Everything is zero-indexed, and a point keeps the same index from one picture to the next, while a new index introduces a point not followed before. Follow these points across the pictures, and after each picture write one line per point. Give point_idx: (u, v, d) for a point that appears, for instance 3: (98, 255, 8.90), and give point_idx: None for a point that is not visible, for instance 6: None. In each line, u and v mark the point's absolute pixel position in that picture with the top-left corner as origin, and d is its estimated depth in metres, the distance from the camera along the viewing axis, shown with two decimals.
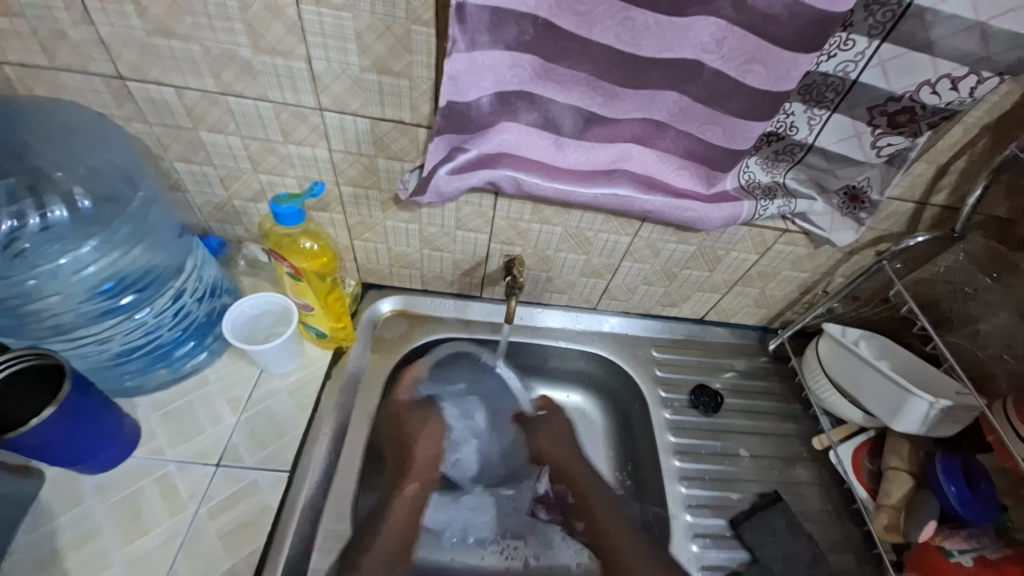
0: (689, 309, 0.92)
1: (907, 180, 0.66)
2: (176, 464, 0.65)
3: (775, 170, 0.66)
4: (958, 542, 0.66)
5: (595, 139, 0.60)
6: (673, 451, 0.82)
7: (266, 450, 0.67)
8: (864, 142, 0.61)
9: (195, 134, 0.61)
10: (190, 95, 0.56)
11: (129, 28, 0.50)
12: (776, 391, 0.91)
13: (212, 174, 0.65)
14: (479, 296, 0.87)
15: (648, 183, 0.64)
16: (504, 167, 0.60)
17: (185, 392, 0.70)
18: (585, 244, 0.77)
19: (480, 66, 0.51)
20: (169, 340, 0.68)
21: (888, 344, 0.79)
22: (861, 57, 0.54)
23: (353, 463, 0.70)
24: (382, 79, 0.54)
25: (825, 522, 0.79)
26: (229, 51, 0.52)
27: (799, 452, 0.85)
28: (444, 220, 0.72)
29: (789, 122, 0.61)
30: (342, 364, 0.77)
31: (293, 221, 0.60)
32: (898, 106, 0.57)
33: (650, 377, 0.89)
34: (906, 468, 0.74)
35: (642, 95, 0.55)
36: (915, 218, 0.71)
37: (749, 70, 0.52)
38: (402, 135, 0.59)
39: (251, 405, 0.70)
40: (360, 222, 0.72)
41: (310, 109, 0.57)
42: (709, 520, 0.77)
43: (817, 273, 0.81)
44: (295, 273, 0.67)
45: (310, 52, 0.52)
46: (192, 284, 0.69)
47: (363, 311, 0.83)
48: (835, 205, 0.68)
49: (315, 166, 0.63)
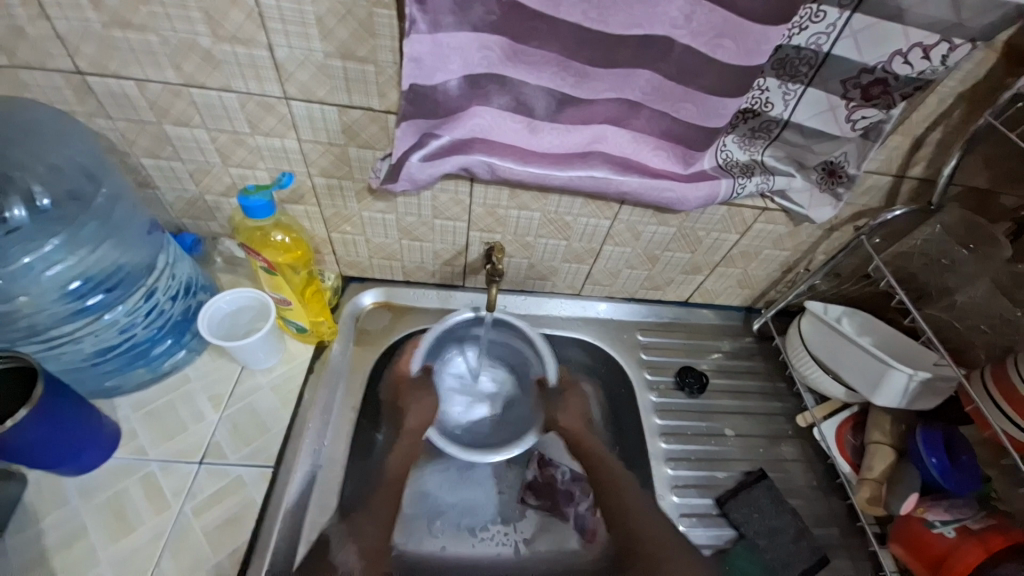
0: (673, 292, 0.92)
1: (884, 153, 0.66)
2: (158, 463, 0.64)
3: (752, 148, 0.66)
4: (941, 513, 0.67)
5: (569, 121, 0.59)
6: (659, 432, 0.83)
7: (250, 446, 0.67)
8: (839, 115, 0.60)
9: (161, 128, 0.59)
10: (152, 88, 0.55)
11: (83, 20, 0.49)
12: (761, 370, 0.92)
13: (181, 170, 0.64)
14: (462, 285, 0.87)
15: (624, 164, 0.63)
16: (478, 152, 0.59)
17: (165, 392, 0.69)
18: (565, 229, 0.76)
19: (447, 48, 0.50)
20: (144, 339, 0.66)
21: (869, 319, 0.80)
22: (833, 28, 0.54)
23: (338, 455, 0.70)
24: (347, 65, 0.53)
25: (811, 496, 0.80)
26: (188, 40, 0.51)
27: (785, 429, 0.86)
28: (421, 209, 0.71)
29: (764, 98, 0.61)
30: (325, 358, 0.76)
31: (265, 214, 0.59)
32: (871, 78, 0.57)
33: (635, 360, 0.89)
34: (889, 442, 0.74)
35: (614, 74, 0.54)
36: (893, 191, 0.71)
37: (720, 45, 0.51)
38: (372, 123, 0.58)
39: (233, 401, 0.70)
40: (336, 213, 0.71)
41: (276, 99, 0.56)
42: (696, 499, 0.77)
43: (798, 251, 0.81)
44: (270, 267, 0.66)
45: (272, 40, 0.51)
46: (164, 282, 0.67)
47: (344, 304, 0.82)
48: (813, 181, 0.68)
49: (286, 158, 0.62)
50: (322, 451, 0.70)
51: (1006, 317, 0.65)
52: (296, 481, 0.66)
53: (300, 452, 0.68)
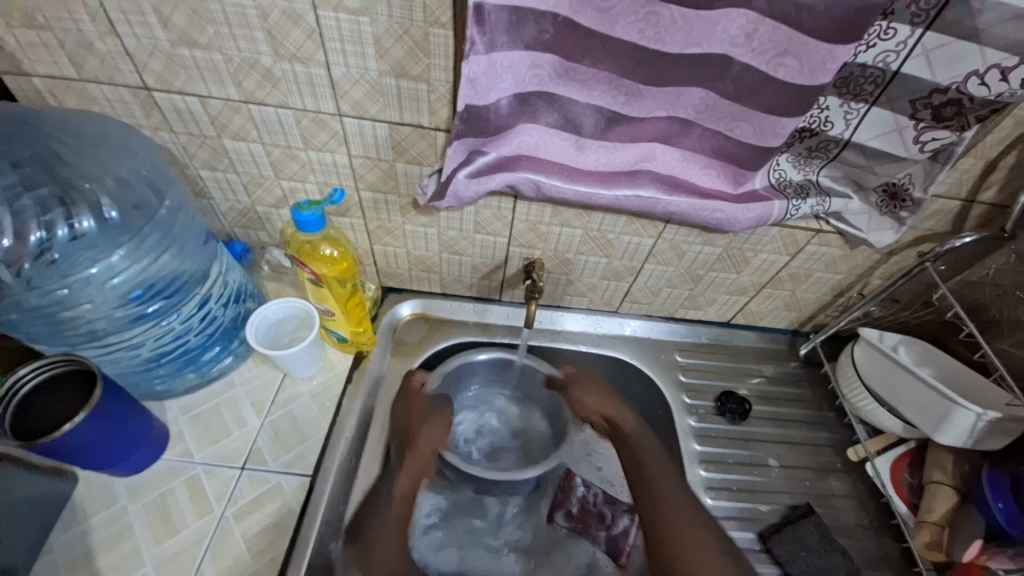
0: (715, 312, 0.89)
1: (953, 176, 0.62)
2: (203, 466, 0.66)
3: (808, 168, 0.63)
4: (1003, 561, 0.61)
5: (617, 139, 0.58)
6: (699, 460, 0.80)
7: (289, 453, 0.68)
8: (906, 136, 0.57)
9: (220, 142, 0.61)
10: (214, 104, 0.57)
11: (155, 40, 0.51)
12: (808, 398, 0.88)
13: (236, 182, 0.66)
14: (498, 299, 0.86)
15: (673, 183, 0.62)
16: (524, 170, 0.59)
17: (212, 396, 0.71)
18: (607, 247, 0.75)
19: (500, 67, 0.50)
20: (196, 345, 0.68)
21: (929, 349, 0.75)
22: (904, 46, 0.51)
23: (371, 467, 0.70)
24: (400, 83, 0.53)
25: (862, 536, 0.76)
26: (251, 60, 0.52)
27: (832, 462, 0.82)
28: (463, 224, 0.71)
29: (824, 117, 0.58)
30: (363, 367, 0.76)
31: (315, 228, 0.60)
32: (943, 98, 0.53)
33: (673, 382, 0.87)
34: (950, 482, 0.69)
35: (666, 92, 0.53)
36: (961, 216, 0.67)
37: (781, 64, 0.50)
38: (420, 139, 0.58)
39: (274, 409, 0.71)
40: (380, 226, 0.71)
41: (330, 115, 0.57)
42: (735, 531, 0.74)
43: (852, 275, 0.78)
44: (317, 279, 0.67)
45: (329, 58, 0.52)
46: (218, 290, 0.69)
47: (383, 314, 0.83)
48: (872, 203, 0.65)
49: (333, 172, 0.63)
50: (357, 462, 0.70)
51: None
52: (332, 490, 0.66)
53: (336, 463, 0.68)
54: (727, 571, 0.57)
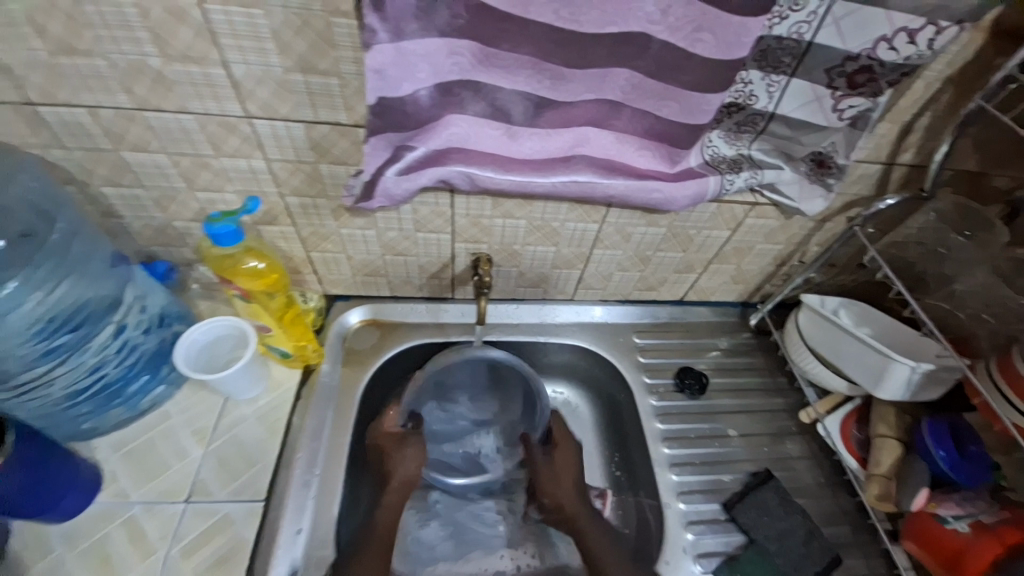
0: (667, 292, 0.90)
1: (872, 141, 0.65)
2: (142, 504, 0.62)
3: (739, 142, 0.64)
4: (952, 508, 0.65)
5: (548, 125, 0.57)
6: (661, 438, 0.81)
7: (237, 481, 0.64)
8: (825, 105, 0.59)
9: (120, 156, 0.56)
10: (105, 114, 0.52)
11: (25, 48, 0.46)
12: (761, 366, 0.90)
13: (145, 197, 0.61)
14: (451, 297, 0.84)
15: (609, 166, 0.61)
16: (455, 163, 0.57)
17: (146, 429, 0.67)
18: (553, 235, 0.74)
19: (412, 56, 0.48)
20: (116, 378, 0.63)
21: (866, 310, 0.78)
22: (814, 16, 0.52)
23: (331, 484, 0.67)
24: (310, 79, 0.50)
25: (819, 495, 0.79)
26: (138, 62, 0.48)
27: (787, 426, 0.84)
28: (403, 223, 0.68)
29: (748, 91, 0.59)
30: (312, 382, 0.73)
31: (232, 241, 0.57)
32: (856, 66, 0.55)
33: (632, 364, 0.87)
34: (895, 434, 0.73)
35: (590, 74, 0.52)
36: (884, 179, 0.70)
37: (699, 39, 0.50)
38: (342, 137, 0.55)
39: (217, 435, 0.67)
40: (314, 232, 0.68)
41: (238, 118, 0.53)
42: (702, 504, 0.76)
43: (791, 244, 0.80)
44: (244, 296, 0.65)
45: (227, 57, 0.48)
46: (134, 317, 0.64)
47: (330, 325, 0.79)
48: (802, 172, 0.66)
49: (255, 180, 0.60)
50: (314, 481, 0.66)
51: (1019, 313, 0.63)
52: (287, 514, 0.63)
53: (290, 484, 0.65)
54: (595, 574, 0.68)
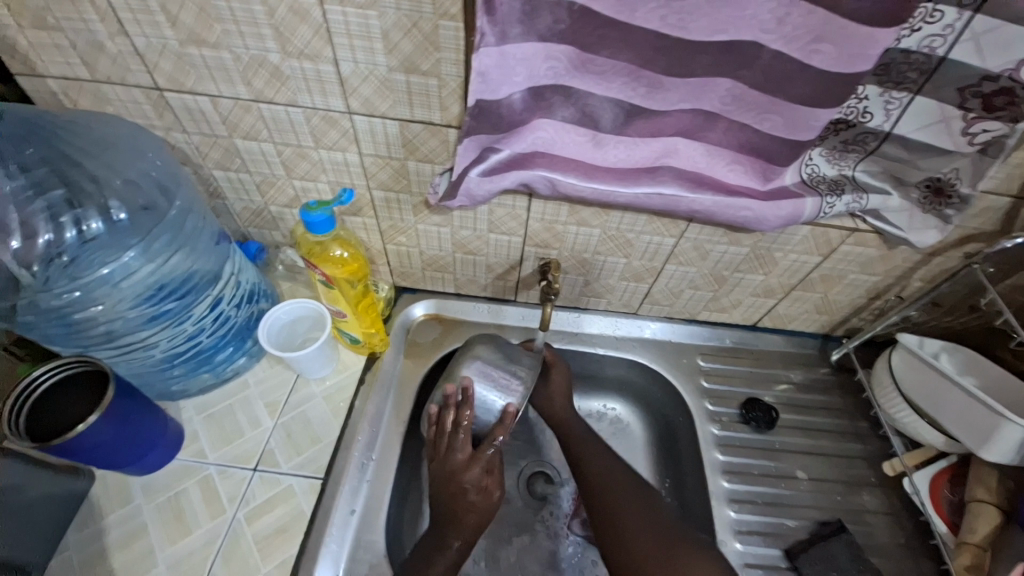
0: (740, 315, 0.85)
1: (1005, 171, 0.57)
2: (215, 466, 0.66)
3: (842, 162, 0.59)
4: None
5: (637, 134, 0.55)
6: (721, 469, 0.76)
7: (301, 456, 0.67)
8: (953, 127, 0.53)
9: (231, 142, 0.61)
10: (224, 103, 0.57)
11: (165, 40, 0.51)
12: (839, 406, 0.83)
13: (248, 181, 0.66)
14: (513, 300, 0.84)
15: (696, 180, 0.58)
16: (539, 168, 0.57)
17: (227, 395, 0.72)
18: (626, 246, 0.72)
19: (512, 59, 0.48)
20: (208, 346, 0.68)
21: (973, 357, 0.71)
22: (951, 30, 0.47)
23: (385, 470, 0.69)
24: (410, 78, 0.52)
25: (898, 557, 0.71)
26: (258, 57, 0.52)
27: (866, 475, 0.77)
28: (477, 223, 0.69)
29: (862, 108, 0.54)
30: (377, 368, 0.76)
31: (325, 229, 0.60)
32: (995, 87, 0.49)
33: (695, 387, 0.83)
34: (995, 500, 0.64)
35: (690, 83, 0.50)
36: (1013, 215, 0.62)
37: (817, 50, 0.46)
38: (432, 136, 0.57)
39: (287, 409, 0.71)
40: (392, 225, 0.70)
41: (340, 113, 0.56)
42: (762, 547, 0.71)
43: (889, 277, 0.73)
44: (327, 280, 0.67)
45: (337, 54, 0.50)
46: (230, 290, 0.69)
47: (396, 315, 0.82)
48: (914, 200, 0.60)
49: (346, 171, 0.62)
50: (370, 465, 0.68)
51: None
52: (343, 495, 0.65)
53: (348, 465, 0.67)
54: (615, 521, 0.65)
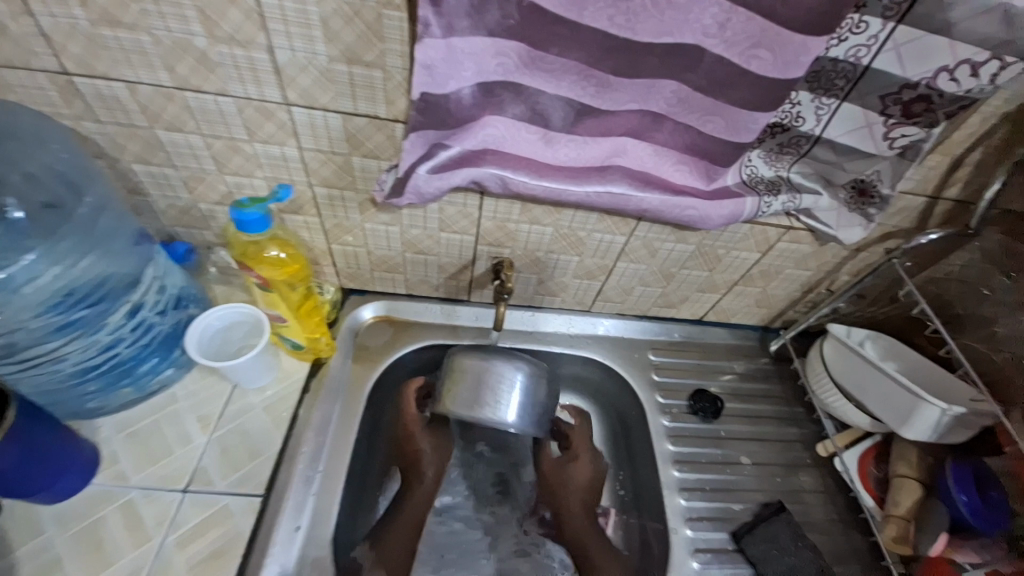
0: (688, 310, 0.88)
1: (920, 173, 0.63)
2: (140, 489, 0.60)
3: (779, 164, 0.62)
4: (969, 555, 0.64)
5: (587, 133, 0.55)
6: (672, 460, 0.79)
7: (238, 473, 0.62)
8: (876, 133, 0.57)
9: (152, 134, 0.55)
10: (143, 90, 0.51)
11: (72, 18, 0.46)
12: (778, 393, 0.88)
13: (174, 177, 0.60)
14: (467, 300, 0.82)
15: (644, 179, 0.59)
16: (489, 165, 0.56)
17: (152, 411, 0.66)
18: (578, 244, 0.72)
19: (460, 53, 0.46)
20: (128, 358, 0.62)
21: (894, 344, 0.76)
22: (875, 40, 0.50)
23: (333, 483, 0.66)
24: (352, 70, 0.49)
25: (832, 532, 0.76)
26: (183, 41, 0.47)
27: (802, 457, 0.82)
28: (427, 221, 0.67)
29: (795, 112, 0.57)
30: (321, 374, 0.72)
31: (258, 228, 0.56)
32: (913, 95, 0.53)
33: (647, 381, 0.85)
34: (916, 475, 0.70)
35: (638, 84, 0.50)
36: (926, 213, 0.68)
37: (755, 56, 0.48)
38: (377, 131, 0.54)
39: (222, 423, 0.66)
40: (337, 224, 0.67)
41: (276, 104, 0.52)
42: (711, 532, 0.73)
43: (821, 271, 0.78)
44: (264, 284, 0.63)
45: (271, 41, 0.47)
46: (153, 296, 0.63)
47: (343, 318, 0.78)
48: (842, 200, 0.64)
49: (285, 167, 0.58)
50: (316, 478, 0.65)
51: None
52: (287, 511, 0.61)
53: (292, 480, 0.63)
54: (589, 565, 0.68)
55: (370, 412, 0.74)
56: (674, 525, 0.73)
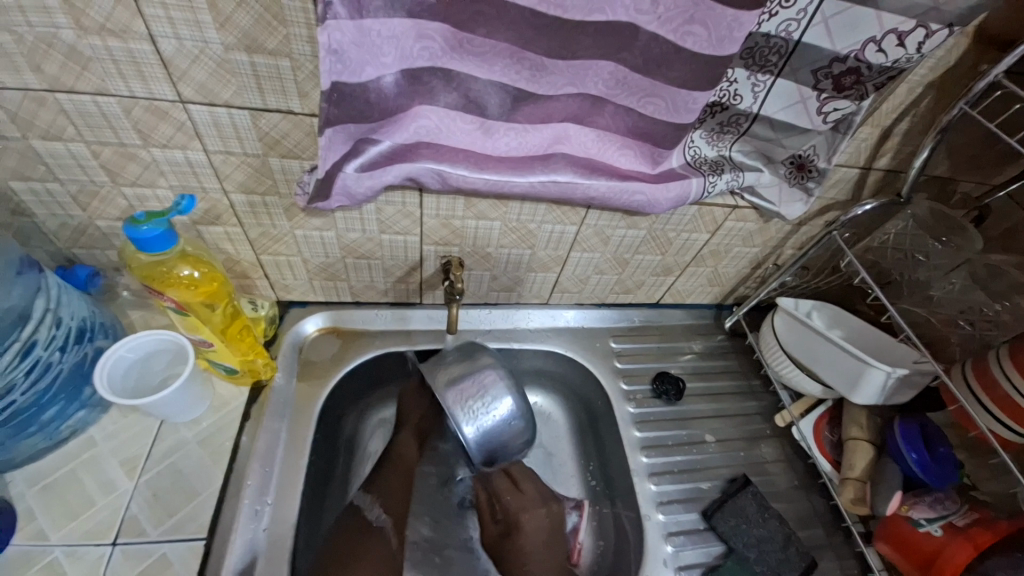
0: (644, 295, 0.87)
1: (853, 145, 0.64)
2: (62, 549, 0.53)
3: (720, 143, 0.61)
4: (924, 511, 0.66)
5: (526, 120, 0.52)
6: (639, 446, 0.78)
7: (174, 517, 0.56)
8: (810, 107, 0.57)
9: (26, 145, 0.48)
10: (6, 95, 0.44)
11: None
12: (735, 369, 0.89)
13: (61, 193, 0.53)
14: (417, 303, 0.78)
15: (590, 165, 0.57)
16: (424, 159, 0.52)
17: (67, 459, 0.58)
18: (529, 237, 0.70)
19: (376, 37, 0.42)
20: (29, 404, 0.54)
21: (838, 312, 0.79)
22: (803, 14, 0.50)
23: (286, 515, 0.60)
24: (255, 59, 0.44)
25: (795, 499, 0.78)
26: (44, 34, 0.40)
27: (762, 429, 0.84)
28: (365, 224, 0.62)
29: (733, 90, 0.56)
30: (264, 398, 0.66)
31: (162, 247, 0.50)
32: (843, 68, 0.53)
33: (609, 369, 0.84)
34: (866, 437, 0.73)
35: (573, 66, 0.48)
36: (860, 183, 0.69)
37: (690, 32, 0.46)
38: (294, 128, 0.49)
39: (151, 463, 0.59)
40: (263, 233, 0.61)
41: (171, 103, 0.46)
42: (681, 514, 0.74)
43: (767, 247, 0.79)
44: (180, 308, 0.57)
45: (153, 30, 0.41)
46: (50, 330, 0.56)
47: (284, 334, 0.72)
48: (782, 175, 0.65)
49: (193, 174, 0.52)
50: (265, 512, 0.60)
51: (993, 320, 0.65)
52: (234, 553, 0.56)
53: (237, 517, 0.58)
54: None
55: (321, 433, 0.69)
56: (647, 511, 0.73)
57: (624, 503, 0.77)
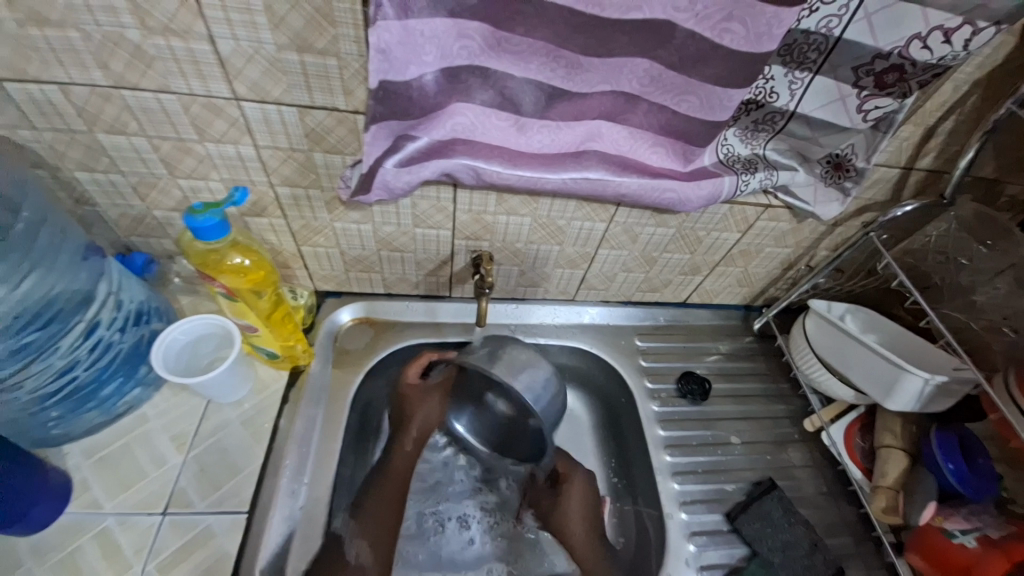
0: (671, 294, 0.87)
1: (894, 144, 0.62)
2: (115, 516, 0.57)
3: (754, 142, 0.61)
4: (959, 522, 0.64)
5: (560, 117, 0.53)
6: (663, 445, 0.78)
7: (218, 491, 0.60)
8: (850, 105, 0.56)
9: (93, 138, 0.52)
10: (78, 92, 0.47)
11: None
12: (764, 371, 0.88)
13: (123, 184, 0.57)
14: (447, 296, 0.80)
15: (622, 163, 0.57)
16: (460, 156, 0.53)
17: (121, 434, 0.62)
18: (558, 234, 0.71)
19: (419, 36, 0.44)
20: (89, 380, 0.59)
21: (874, 316, 0.77)
22: (845, 10, 0.49)
23: (320, 495, 0.63)
24: (305, 59, 0.46)
25: (823, 505, 0.77)
26: (115, 35, 0.43)
27: (790, 433, 0.83)
28: (400, 218, 0.64)
29: (769, 88, 0.56)
30: (301, 383, 0.69)
31: (216, 235, 0.53)
32: (885, 65, 0.52)
33: (634, 367, 0.85)
34: (900, 445, 0.71)
35: (609, 64, 0.48)
36: (901, 184, 0.68)
37: (727, 29, 0.46)
38: (338, 124, 0.51)
39: (197, 440, 0.63)
40: (305, 225, 0.64)
41: (226, 100, 0.49)
42: (705, 514, 0.74)
43: (800, 248, 0.78)
44: (229, 293, 0.60)
45: (213, 31, 0.44)
46: (109, 313, 0.60)
47: (321, 322, 0.75)
48: (818, 174, 0.64)
49: (243, 167, 0.55)
50: (301, 490, 0.63)
51: None
52: (272, 528, 0.59)
53: (276, 494, 0.61)
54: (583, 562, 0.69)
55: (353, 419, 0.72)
56: (670, 511, 0.73)
57: (645, 501, 0.77)
